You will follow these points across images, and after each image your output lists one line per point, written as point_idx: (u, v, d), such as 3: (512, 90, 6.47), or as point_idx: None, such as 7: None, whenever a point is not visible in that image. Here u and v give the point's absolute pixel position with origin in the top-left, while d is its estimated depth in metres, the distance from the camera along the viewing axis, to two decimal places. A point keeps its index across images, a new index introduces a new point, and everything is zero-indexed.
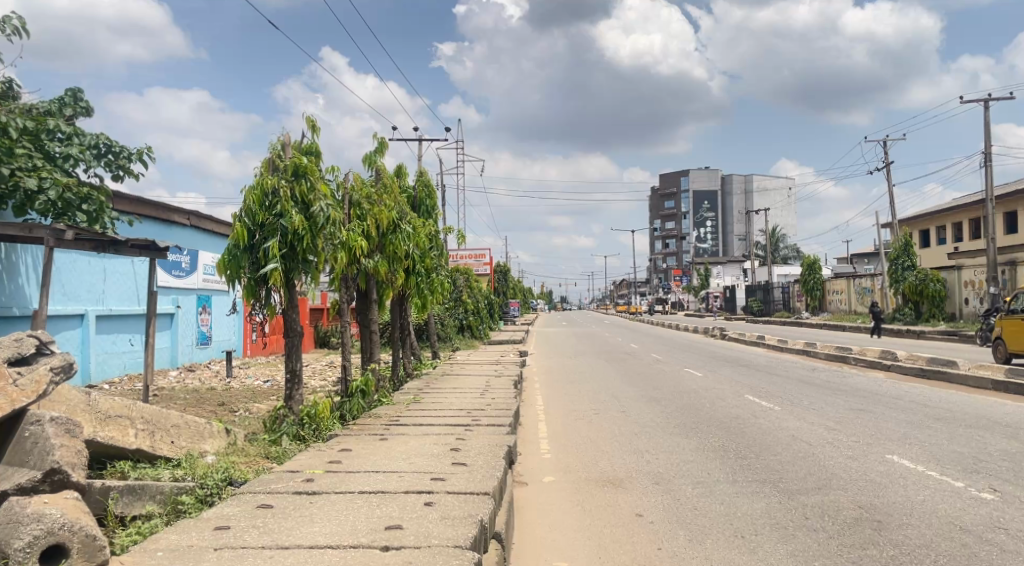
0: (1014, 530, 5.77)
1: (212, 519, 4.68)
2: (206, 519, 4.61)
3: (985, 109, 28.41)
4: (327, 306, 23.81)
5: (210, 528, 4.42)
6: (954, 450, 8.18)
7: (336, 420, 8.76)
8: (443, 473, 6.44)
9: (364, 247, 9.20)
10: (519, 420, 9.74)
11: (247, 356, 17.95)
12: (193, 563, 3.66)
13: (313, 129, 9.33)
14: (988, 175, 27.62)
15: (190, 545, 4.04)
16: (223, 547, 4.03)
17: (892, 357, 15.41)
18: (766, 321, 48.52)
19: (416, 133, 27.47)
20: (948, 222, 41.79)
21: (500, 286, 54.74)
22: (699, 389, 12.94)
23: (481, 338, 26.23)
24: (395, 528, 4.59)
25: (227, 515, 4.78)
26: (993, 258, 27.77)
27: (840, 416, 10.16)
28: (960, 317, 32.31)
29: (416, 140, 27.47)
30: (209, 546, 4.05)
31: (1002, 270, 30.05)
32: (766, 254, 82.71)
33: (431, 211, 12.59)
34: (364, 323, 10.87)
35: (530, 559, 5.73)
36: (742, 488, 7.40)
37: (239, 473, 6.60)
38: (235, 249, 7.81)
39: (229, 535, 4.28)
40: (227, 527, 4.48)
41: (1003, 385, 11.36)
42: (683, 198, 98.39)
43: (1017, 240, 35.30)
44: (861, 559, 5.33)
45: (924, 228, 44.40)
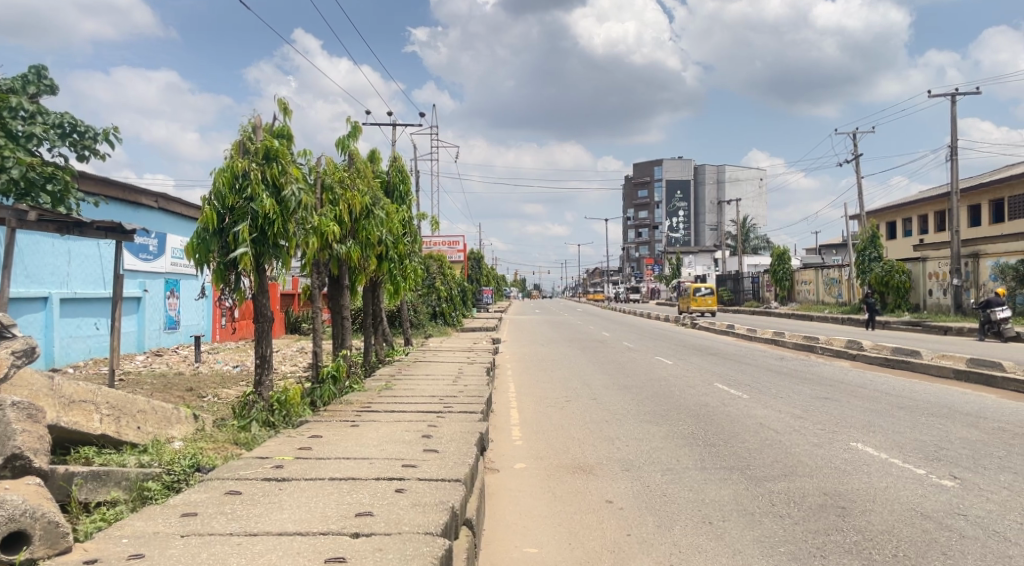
0: (973, 516, 5.94)
1: (179, 505, 4.63)
2: (172, 506, 4.55)
3: (952, 104, 29.03)
4: (298, 291, 23.63)
5: (177, 515, 4.37)
6: (915, 437, 8.39)
7: (307, 406, 8.71)
8: (415, 460, 6.43)
9: (336, 231, 9.11)
10: (491, 406, 9.77)
11: (216, 341, 17.76)
12: (160, 551, 3.62)
13: (285, 111, 9.21)
14: (954, 168, 28.13)
15: (156, 532, 3.99)
16: (190, 534, 4.00)
17: (858, 346, 15.67)
18: (736, 311, 49.21)
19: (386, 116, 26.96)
20: (913, 214, 42.70)
21: (474, 274, 54.97)
22: (670, 376, 13.07)
23: (454, 325, 26.11)
24: (365, 515, 4.57)
25: (193, 501, 4.73)
26: (956, 250, 28.33)
27: (807, 404, 10.32)
28: (924, 308, 33.04)
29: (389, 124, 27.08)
30: (175, 532, 4.01)
31: (966, 262, 30.57)
32: (738, 246, 83.70)
33: (405, 196, 12.48)
34: (336, 309, 10.74)
35: (501, 545, 5.76)
36: (710, 474, 7.52)
37: (206, 459, 6.55)
38: (204, 233, 7.68)
39: (196, 522, 4.24)
40: (195, 514, 4.43)
41: (965, 374, 11.60)
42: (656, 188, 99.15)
43: (982, 233, 35.98)
44: (827, 544, 5.46)
45: (891, 220, 45.29)
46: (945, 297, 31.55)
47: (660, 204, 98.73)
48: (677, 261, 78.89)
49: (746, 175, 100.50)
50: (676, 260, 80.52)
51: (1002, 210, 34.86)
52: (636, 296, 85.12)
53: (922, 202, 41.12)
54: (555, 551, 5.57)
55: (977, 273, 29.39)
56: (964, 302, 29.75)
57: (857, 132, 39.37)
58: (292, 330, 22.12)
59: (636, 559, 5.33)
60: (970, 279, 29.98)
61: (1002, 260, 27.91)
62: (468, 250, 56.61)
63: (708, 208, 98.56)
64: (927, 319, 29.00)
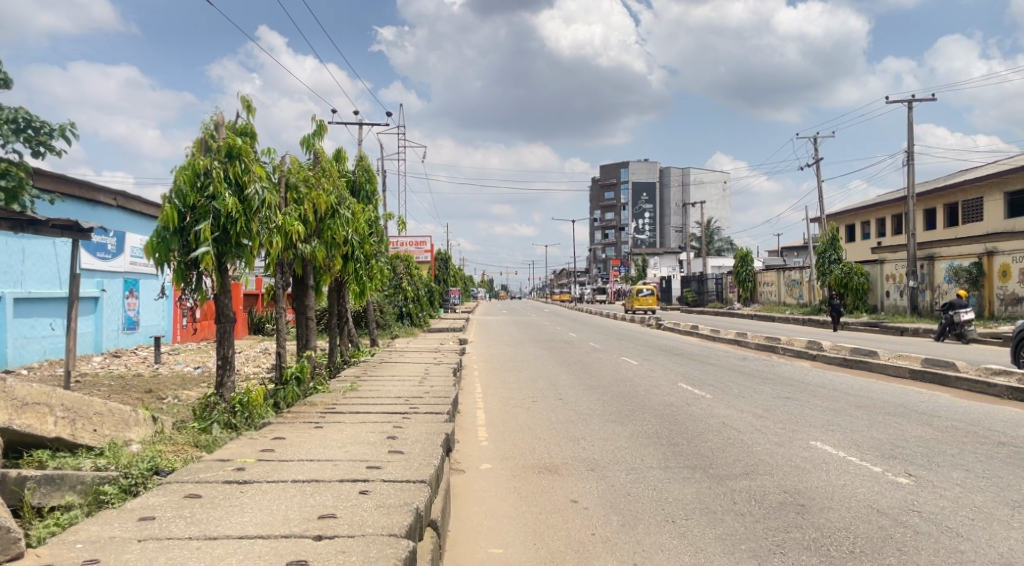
0: (926, 513, 6.09)
1: (136, 509, 4.54)
2: (130, 510, 4.46)
3: (909, 110, 29.72)
4: (262, 291, 23.33)
5: (134, 519, 4.29)
6: (872, 436, 8.56)
7: (270, 408, 8.61)
8: (379, 461, 6.40)
9: (301, 231, 9.00)
10: (457, 407, 9.75)
11: (177, 342, 17.47)
12: (115, 556, 3.56)
13: (248, 109, 9.08)
14: (911, 173, 28.79)
15: (112, 537, 3.92)
16: (148, 538, 3.93)
17: (818, 347, 15.94)
18: (700, 312, 49.88)
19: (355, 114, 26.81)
20: (872, 218, 43.67)
21: (441, 274, 54.94)
22: (635, 376, 13.17)
23: (420, 326, 26.06)
24: (328, 517, 4.53)
25: (151, 505, 4.64)
26: (912, 253, 28.97)
27: (767, 404, 10.48)
28: (881, 310, 33.84)
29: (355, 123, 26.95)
30: (132, 537, 3.94)
31: (921, 264, 31.31)
32: (703, 247, 84.79)
33: (372, 196, 12.40)
34: (300, 309, 10.61)
35: (465, 546, 5.74)
36: (674, 473, 7.60)
37: (166, 461, 6.44)
38: (164, 232, 7.54)
39: (155, 526, 4.16)
40: (153, 518, 4.34)
41: (920, 374, 11.87)
42: (625, 190, 100.03)
43: (939, 236, 36.88)
44: (786, 542, 5.53)
45: (850, 223, 46.27)
46: (901, 299, 32.36)
47: (628, 205, 99.61)
48: (643, 262, 79.81)
49: (712, 178, 101.94)
50: (642, 263, 81.30)
51: (957, 214, 35.82)
52: (602, 298, 85.88)
53: (881, 206, 42.05)
54: (519, 551, 5.58)
55: (932, 275, 30.08)
56: (920, 304, 30.51)
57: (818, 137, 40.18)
58: (255, 331, 21.85)
59: (600, 558, 5.35)
60: (925, 281, 30.60)
61: (956, 263, 28.66)
62: (435, 251, 56.58)
63: (676, 211, 99.74)
64: (884, 320, 29.63)
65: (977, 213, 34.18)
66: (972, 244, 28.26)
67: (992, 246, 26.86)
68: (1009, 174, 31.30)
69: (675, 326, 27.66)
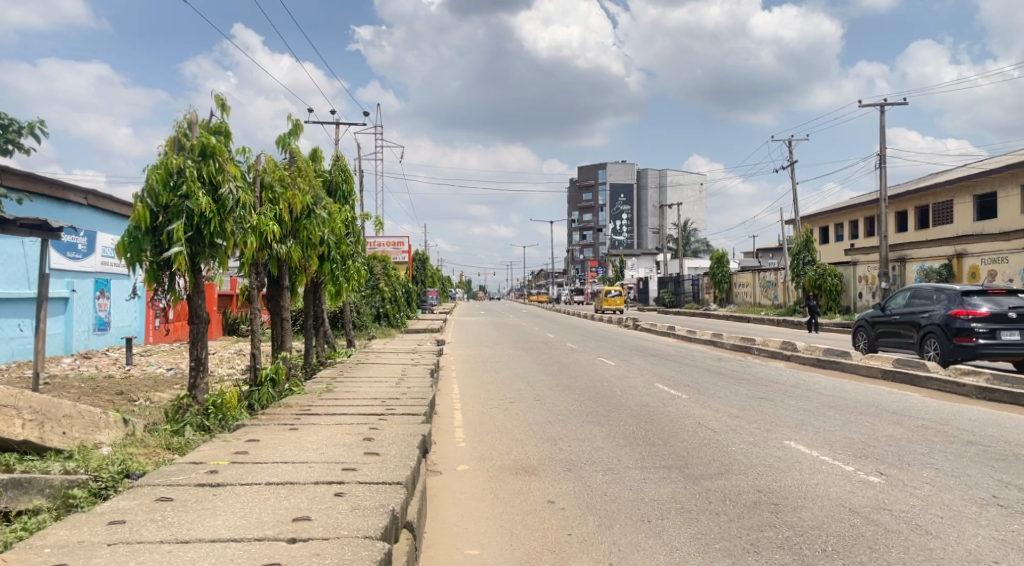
0: (897, 511, 6.17)
1: (106, 513, 4.46)
2: (99, 514, 4.39)
3: (881, 114, 30.13)
4: (236, 291, 23.09)
5: (104, 523, 4.21)
6: (845, 435, 8.66)
7: (244, 410, 8.52)
8: (355, 462, 6.36)
9: (276, 231, 8.91)
10: (434, 409, 9.70)
11: (149, 343, 17.24)
12: (84, 561, 3.50)
13: (223, 108, 8.99)
14: (883, 176, 29.18)
15: (82, 541, 3.85)
16: (118, 542, 3.87)
17: (792, 347, 16.10)
18: (678, 313, 50.22)
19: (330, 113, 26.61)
20: (845, 220, 44.22)
21: (419, 275, 54.79)
22: (612, 377, 13.22)
23: (398, 327, 25.95)
24: (303, 519, 4.49)
25: (122, 509, 4.56)
26: (884, 254, 29.35)
27: (742, 404, 10.54)
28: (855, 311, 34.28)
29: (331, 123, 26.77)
30: (102, 541, 3.88)
31: (893, 266, 31.75)
32: (681, 248, 85.38)
33: (348, 196, 12.32)
34: (275, 310, 10.51)
35: (441, 548, 5.71)
36: (649, 473, 7.63)
37: (137, 464, 6.35)
38: (136, 232, 7.42)
39: (125, 530, 4.09)
40: (123, 522, 4.28)
41: (891, 374, 12.03)
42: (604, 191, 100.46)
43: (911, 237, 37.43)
44: (760, 541, 5.57)
45: (824, 225, 46.83)
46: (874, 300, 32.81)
47: (608, 207, 100.07)
48: (622, 263, 80.28)
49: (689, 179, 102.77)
50: (620, 264, 81.66)
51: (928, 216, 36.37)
52: (581, 299, 86.15)
53: (854, 208, 42.56)
54: (495, 552, 5.57)
55: (903, 276, 30.42)
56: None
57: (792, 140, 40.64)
58: (230, 332, 21.63)
59: (575, 559, 5.35)
60: (897, 283, 31.01)
61: (927, 264, 29.10)
62: (414, 251, 56.42)
63: (655, 212, 100.38)
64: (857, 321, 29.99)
65: (947, 215, 34.73)
66: (943, 246, 28.70)
67: (963, 248, 27.36)
68: (978, 178, 31.83)
69: (653, 327, 27.79)
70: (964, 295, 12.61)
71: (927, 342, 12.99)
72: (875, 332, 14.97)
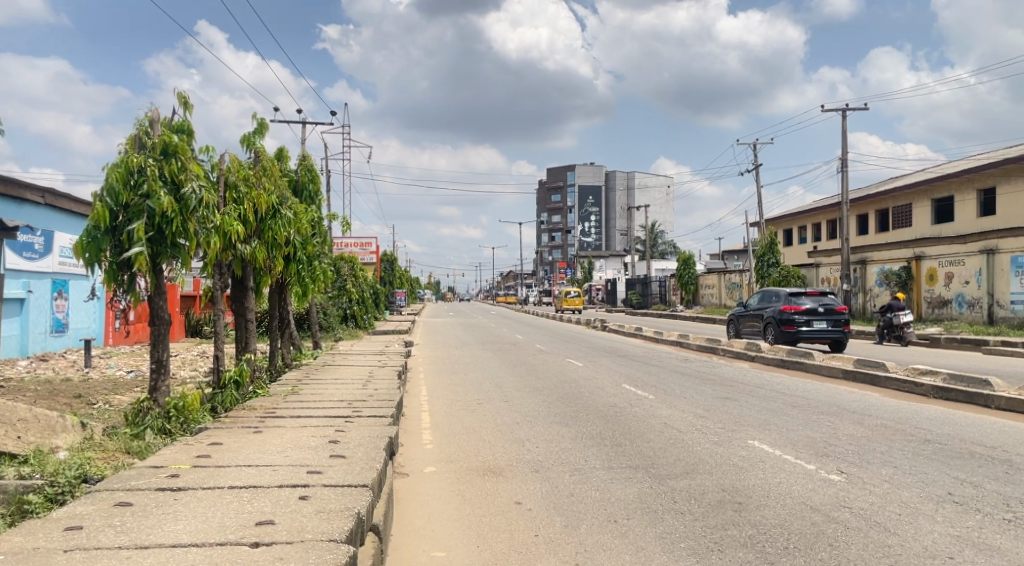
0: (857, 508, 6.28)
1: (62, 518, 4.36)
2: (55, 519, 4.29)
3: (843, 120, 30.69)
4: (200, 292, 22.75)
5: (60, 529, 4.12)
6: (807, 434, 8.78)
7: (206, 412, 8.38)
8: (320, 465, 6.29)
9: (240, 231, 8.78)
10: (401, 410, 9.65)
11: (109, 345, 16.92)
12: None
13: (186, 106, 8.85)
14: (844, 180, 29.72)
15: (36, 548, 3.77)
16: (74, 549, 3.78)
17: (756, 348, 16.32)
18: (646, 314, 50.72)
19: (297, 112, 26.33)
20: (808, 222, 44.97)
21: (387, 276, 54.65)
22: (580, 378, 13.25)
23: (366, 328, 25.83)
24: (266, 523, 4.43)
25: (79, 514, 4.46)
26: (845, 257, 29.87)
27: (708, 404, 10.65)
28: None
29: (297, 122, 26.48)
30: (58, 547, 3.79)
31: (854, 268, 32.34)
32: (650, 250, 86.19)
33: (315, 196, 12.21)
34: (239, 312, 10.36)
35: (407, 550, 5.67)
36: (616, 473, 7.67)
37: (95, 469, 6.21)
38: (94, 231, 7.27)
39: (82, 536, 4.00)
40: (80, 527, 4.18)
41: (852, 374, 12.25)
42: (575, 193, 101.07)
43: (872, 240, 38.21)
44: (724, 540, 5.62)
45: (788, 227, 47.60)
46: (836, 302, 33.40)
47: (578, 208, 100.70)
48: (592, 264, 80.83)
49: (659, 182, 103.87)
50: (589, 265, 82.16)
51: (887, 219, 37.16)
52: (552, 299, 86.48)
53: (816, 211, 43.30)
54: (462, 554, 5.56)
55: (864, 279, 31.04)
56: (854, 306, 31.64)
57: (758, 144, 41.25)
58: (193, 333, 21.31)
59: (542, 559, 5.36)
60: (858, 285, 31.63)
61: (887, 267, 29.67)
62: (383, 252, 56.20)
63: (625, 214, 101.23)
64: None
65: (906, 218, 35.50)
66: (903, 249, 29.31)
67: (920, 250, 27.97)
68: (936, 182, 32.57)
69: (621, 327, 27.99)
70: (793, 295, 18.02)
71: (767, 329, 18.20)
72: (740, 324, 20.05)
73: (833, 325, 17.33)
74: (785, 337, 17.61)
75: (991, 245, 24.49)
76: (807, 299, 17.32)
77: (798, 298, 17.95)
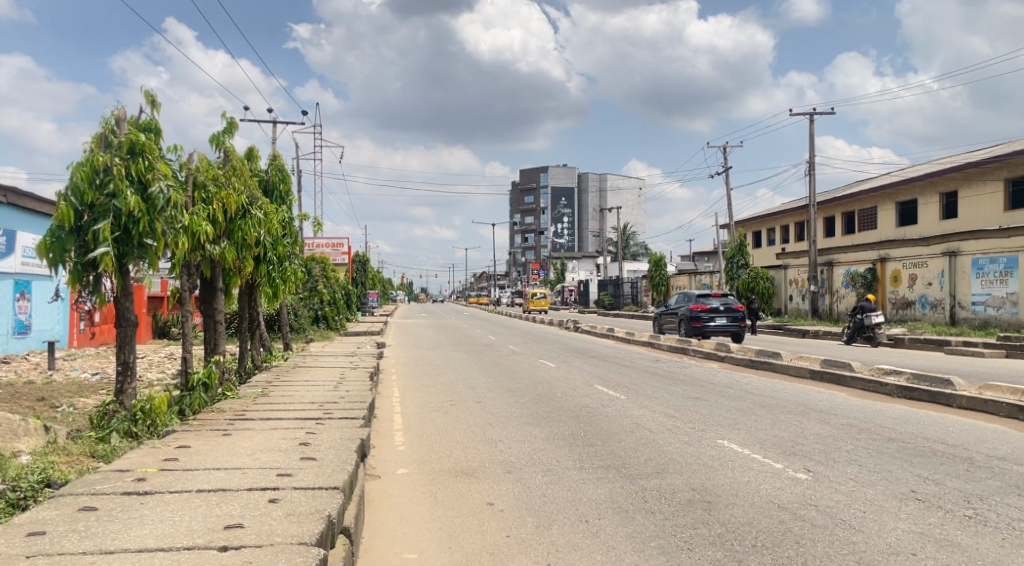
0: (823, 506, 6.39)
1: (24, 524, 4.28)
2: (17, 525, 4.21)
3: (811, 123, 31.15)
4: (167, 293, 22.43)
5: (22, 535, 4.04)
6: (775, 434, 8.91)
7: (174, 415, 8.26)
8: (291, 468, 6.24)
9: (209, 231, 8.66)
10: (373, 412, 9.61)
11: (73, 347, 16.62)
12: None
13: (153, 105, 8.72)
14: (812, 182, 30.20)
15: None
16: (37, 554, 3.72)
17: (726, 348, 16.52)
18: (617, 314, 51.11)
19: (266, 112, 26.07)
20: (776, 224, 45.61)
21: (359, 277, 54.45)
22: (552, 379, 13.31)
23: (337, 329, 25.49)
24: (235, 527, 4.38)
25: (42, 519, 4.39)
26: (813, 258, 30.35)
27: (679, 404, 10.75)
28: (785, 313, 35.36)
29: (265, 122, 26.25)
30: (20, 553, 3.73)
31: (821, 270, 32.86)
32: (622, 251, 86.78)
33: (286, 196, 12.10)
34: (208, 313, 10.23)
35: (379, 553, 5.64)
36: (587, 473, 7.71)
37: (58, 473, 6.11)
38: (59, 231, 7.14)
39: (45, 542, 3.94)
40: (43, 533, 4.11)
41: (819, 374, 12.45)
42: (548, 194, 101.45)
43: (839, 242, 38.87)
44: (693, 538, 5.68)
45: (756, 229, 48.25)
46: (803, 302, 33.96)
47: (552, 210, 101.08)
48: (565, 265, 81.16)
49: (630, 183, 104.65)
50: (562, 267, 82.48)
51: (853, 221, 37.83)
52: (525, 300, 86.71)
53: (783, 214, 43.94)
54: (433, 556, 5.55)
55: (831, 280, 31.59)
56: (822, 307, 32.15)
57: (728, 147, 41.76)
58: (160, 335, 21.02)
59: (514, 559, 5.38)
60: (826, 286, 32.18)
61: (853, 268, 30.18)
62: (354, 254, 55.95)
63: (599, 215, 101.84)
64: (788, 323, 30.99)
65: (871, 220, 36.16)
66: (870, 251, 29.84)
67: (884, 252, 28.43)
68: (900, 185, 33.19)
69: (594, 328, 28.16)
70: (701, 296, 21.60)
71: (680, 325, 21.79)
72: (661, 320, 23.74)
73: (731, 320, 20.98)
74: (695, 330, 21.23)
75: (953, 247, 25.04)
76: (712, 299, 20.88)
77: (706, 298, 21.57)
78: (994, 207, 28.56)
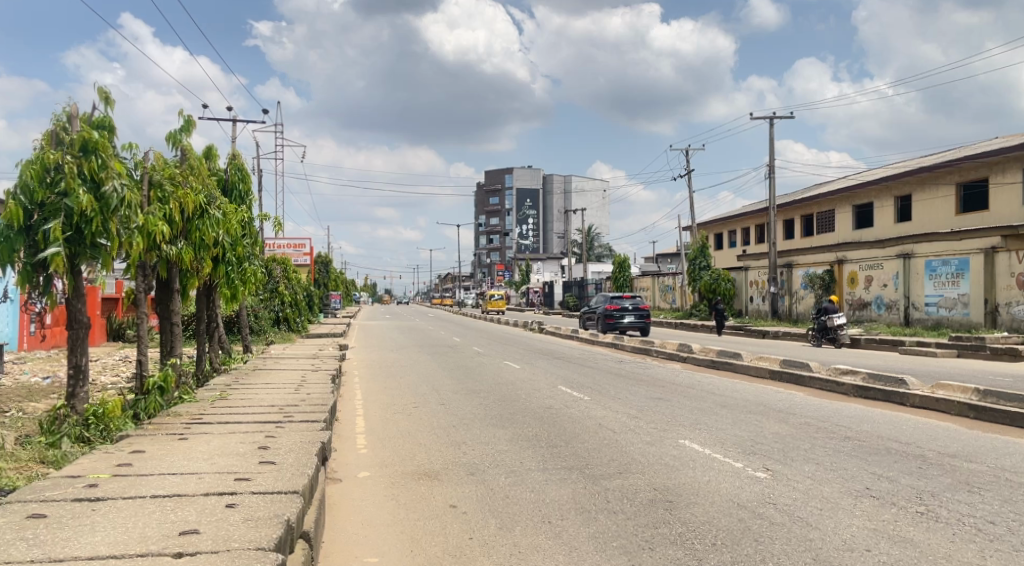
0: (781, 504, 6.47)
1: None
2: None
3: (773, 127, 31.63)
4: (122, 295, 21.94)
5: None
6: (735, 434, 9.00)
7: (128, 419, 8.05)
8: (249, 472, 6.12)
9: (165, 231, 8.46)
10: (334, 414, 9.50)
11: (22, 350, 16.17)
12: None
13: (108, 102, 8.50)
14: (773, 185, 30.70)
15: None
16: None
17: (687, 349, 16.70)
18: None
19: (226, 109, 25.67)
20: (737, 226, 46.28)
21: (322, 278, 53.95)
22: (514, 381, 13.31)
23: (298, 332, 25.81)
24: (191, 533, 4.28)
25: None
26: (774, 260, 30.85)
27: (641, 405, 10.82)
28: (746, 314, 35.88)
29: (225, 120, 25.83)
30: None
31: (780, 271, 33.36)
32: (588, 252, 87.32)
33: (245, 196, 11.91)
34: (165, 315, 10.01)
35: (339, 558, 5.56)
36: (551, 474, 7.71)
37: (5, 481, 5.90)
38: (7, 231, 6.91)
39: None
40: None
41: (779, 374, 12.64)
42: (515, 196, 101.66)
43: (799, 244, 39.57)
44: (654, 538, 5.71)
45: (718, 231, 48.92)
46: (763, 303, 34.52)
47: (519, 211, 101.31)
48: (531, 267, 81.38)
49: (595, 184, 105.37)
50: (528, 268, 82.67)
51: (812, 224, 38.54)
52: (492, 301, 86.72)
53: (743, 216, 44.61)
54: (394, 559, 5.49)
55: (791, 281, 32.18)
56: (783, 308, 32.70)
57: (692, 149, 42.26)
58: (114, 337, 20.55)
59: (476, 561, 5.35)
60: (785, 287, 32.75)
61: (812, 270, 30.72)
62: (317, 254, 55.38)
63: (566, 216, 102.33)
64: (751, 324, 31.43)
65: (830, 223, 36.87)
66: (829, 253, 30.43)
67: (843, 254, 28.98)
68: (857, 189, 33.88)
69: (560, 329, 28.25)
70: (614, 297, 25.31)
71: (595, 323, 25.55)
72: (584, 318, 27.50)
73: (639, 317, 24.73)
74: (608, 327, 25.10)
75: (907, 249, 25.66)
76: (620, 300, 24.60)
77: (618, 299, 25.40)
78: (947, 211, 29.30)
